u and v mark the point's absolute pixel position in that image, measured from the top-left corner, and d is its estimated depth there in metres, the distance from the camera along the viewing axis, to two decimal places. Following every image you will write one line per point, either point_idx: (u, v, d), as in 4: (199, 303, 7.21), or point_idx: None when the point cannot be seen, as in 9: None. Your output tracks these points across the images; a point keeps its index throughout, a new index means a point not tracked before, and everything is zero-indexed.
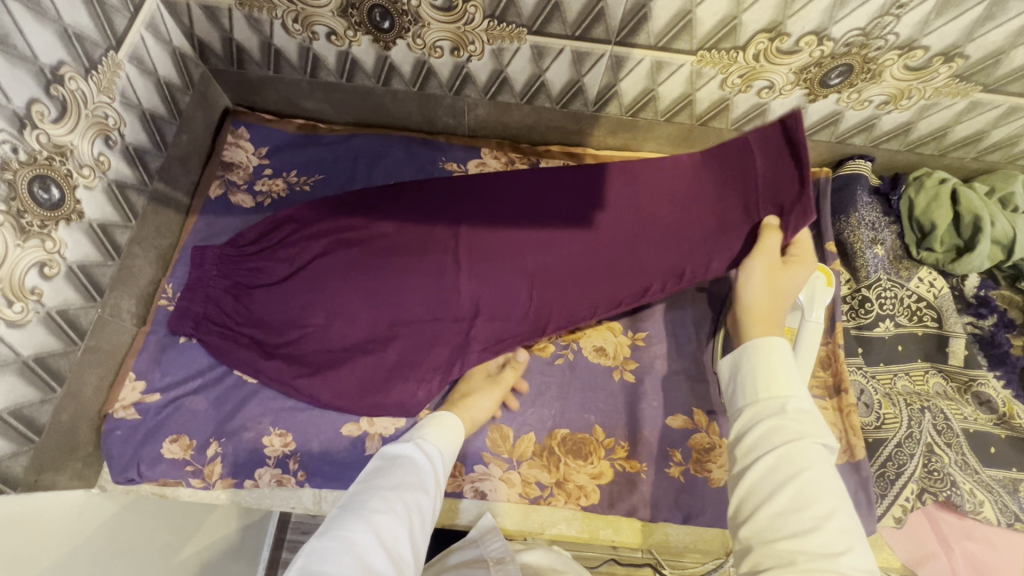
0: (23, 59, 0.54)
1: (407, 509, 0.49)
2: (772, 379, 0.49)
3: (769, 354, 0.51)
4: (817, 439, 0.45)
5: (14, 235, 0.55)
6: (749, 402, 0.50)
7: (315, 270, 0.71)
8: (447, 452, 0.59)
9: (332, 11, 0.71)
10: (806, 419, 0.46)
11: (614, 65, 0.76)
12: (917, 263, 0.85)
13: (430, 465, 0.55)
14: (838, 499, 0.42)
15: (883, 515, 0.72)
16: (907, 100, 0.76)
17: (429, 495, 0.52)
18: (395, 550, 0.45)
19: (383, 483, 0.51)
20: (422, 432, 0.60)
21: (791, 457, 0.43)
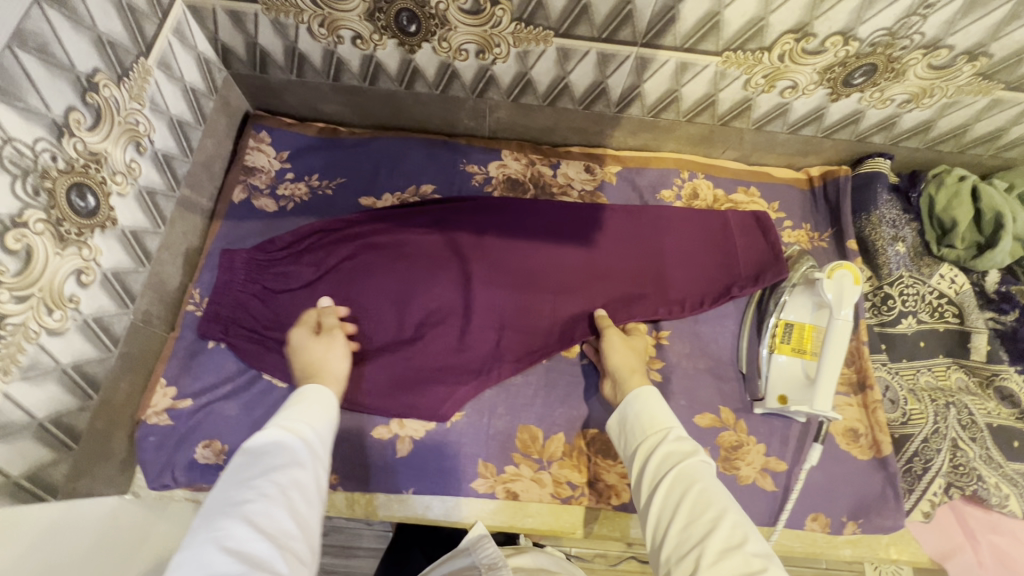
0: (61, 67, 0.54)
1: (283, 491, 0.48)
2: (654, 416, 0.62)
3: (643, 398, 0.64)
4: (694, 458, 0.56)
5: (54, 242, 0.55)
6: (639, 442, 0.61)
7: (345, 275, 0.79)
8: (318, 420, 0.57)
9: (359, 15, 0.71)
10: (683, 442, 0.58)
11: (639, 67, 0.76)
12: (938, 260, 0.85)
13: (302, 443, 0.54)
14: (724, 500, 0.52)
15: (912, 510, 0.74)
16: (929, 98, 0.77)
17: (303, 470, 0.51)
18: (276, 532, 0.46)
19: (252, 471, 0.49)
20: (287, 409, 0.57)
21: (682, 477, 0.55)
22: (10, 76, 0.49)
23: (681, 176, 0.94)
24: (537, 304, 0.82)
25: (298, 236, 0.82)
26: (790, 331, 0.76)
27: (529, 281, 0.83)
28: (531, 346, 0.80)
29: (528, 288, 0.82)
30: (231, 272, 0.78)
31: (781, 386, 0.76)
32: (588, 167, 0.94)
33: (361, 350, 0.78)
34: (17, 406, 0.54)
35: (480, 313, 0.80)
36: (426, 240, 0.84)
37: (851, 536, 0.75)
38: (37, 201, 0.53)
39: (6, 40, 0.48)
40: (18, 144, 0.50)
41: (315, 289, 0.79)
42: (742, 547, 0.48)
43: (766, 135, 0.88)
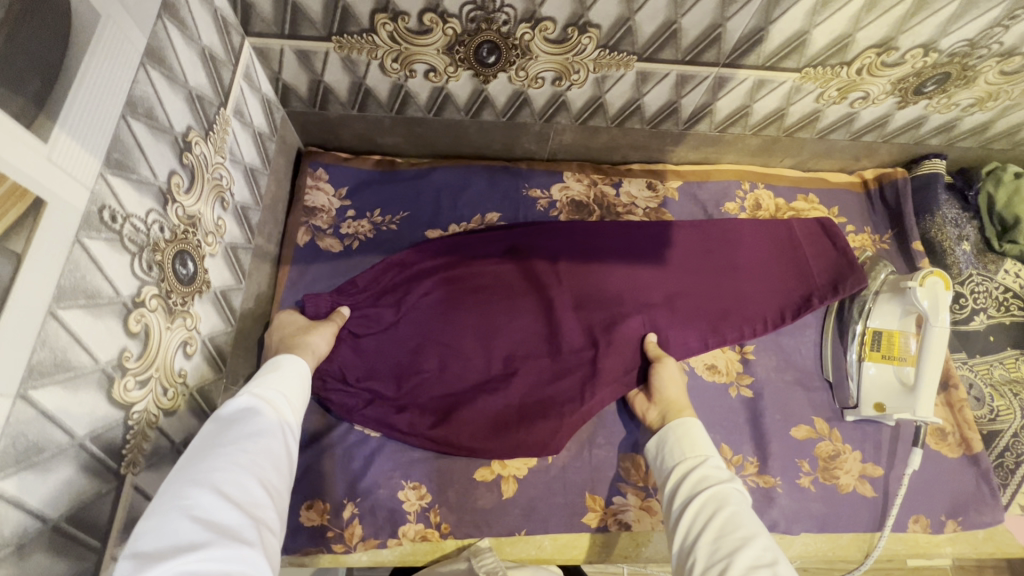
0: (162, 130, 0.50)
1: (253, 457, 0.46)
2: (694, 440, 0.60)
3: (683, 424, 0.62)
4: (732, 483, 0.55)
5: (166, 317, 0.52)
6: (676, 464, 0.60)
7: (426, 316, 0.78)
8: (290, 389, 0.55)
9: (438, 49, 0.69)
10: (718, 467, 0.57)
11: (715, 86, 0.76)
12: (1000, 256, 0.89)
13: (273, 411, 0.51)
14: (757, 525, 0.50)
15: (1009, 504, 0.76)
16: (993, 101, 0.79)
17: (274, 438, 0.49)
18: (245, 498, 0.43)
19: (223, 437, 0.46)
20: (260, 380, 0.54)
21: (717, 497, 0.53)
22: (125, 148, 0.45)
23: (743, 187, 0.93)
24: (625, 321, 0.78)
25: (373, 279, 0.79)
26: (879, 339, 0.78)
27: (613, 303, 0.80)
28: (628, 366, 0.76)
29: (614, 307, 0.80)
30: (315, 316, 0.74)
31: (876, 393, 0.77)
32: (650, 183, 0.93)
33: (456, 388, 0.75)
34: (145, 497, 0.50)
35: (570, 338, 0.78)
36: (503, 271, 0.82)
37: (952, 535, 0.75)
38: (151, 276, 0.49)
39: (120, 110, 0.44)
40: (134, 220, 0.47)
41: (398, 334, 0.76)
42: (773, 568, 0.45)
43: (827, 142, 0.90)
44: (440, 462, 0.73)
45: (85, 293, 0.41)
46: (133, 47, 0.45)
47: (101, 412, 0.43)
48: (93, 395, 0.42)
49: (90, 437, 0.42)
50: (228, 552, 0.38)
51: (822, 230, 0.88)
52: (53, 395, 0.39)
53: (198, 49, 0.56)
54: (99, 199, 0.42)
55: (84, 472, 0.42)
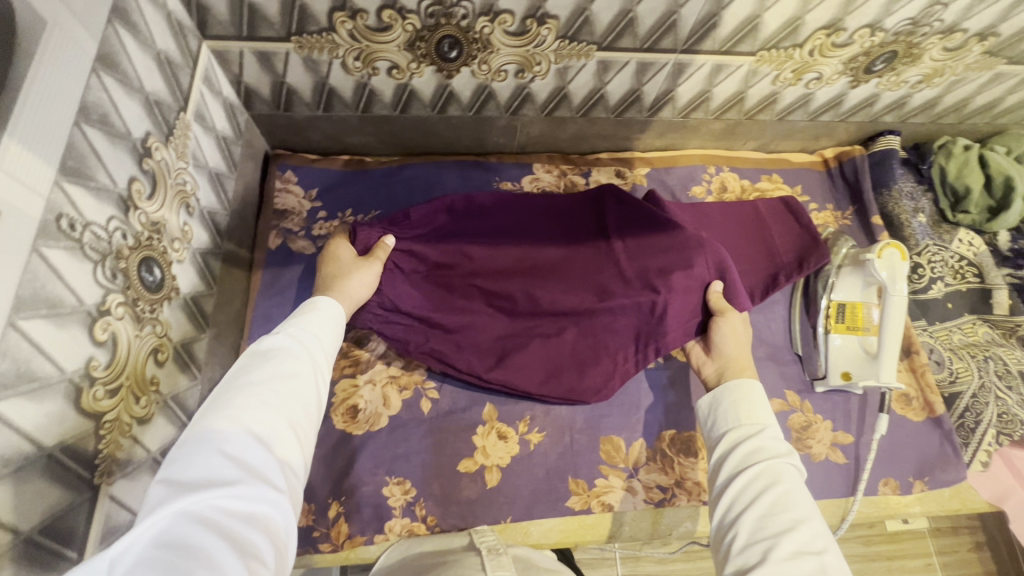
0: (120, 136, 0.50)
1: (284, 396, 0.44)
2: (754, 408, 0.58)
3: (742, 388, 0.59)
4: (789, 459, 0.53)
5: (133, 325, 0.51)
6: (729, 427, 0.58)
7: (480, 268, 0.76)
8: (325, 333, 0.53)
9: (399, 45, 0.69)
10: (775, 438, 0.55)
11: (675, 72, 0.77)
12: (954, 225, 0.93)
13: (307, 352, 0.49)
14: (810, 508, 0.49)
15: (971, 461, 0.80)
16: (939, 78, 0.82)
17: (309, 379, 0.47)
18: (275, 438, 0.42)
19: (257, 371, 0.45)
20: (297, 321, 0.52)
21: (772, 474, 0.51)
22: (80, 155, 0.45)
23: (708, 171, 0.96)
24: (685, 270, 0.70)
25: (421, 223, 0.78)
26: (843, 311, 0.80)
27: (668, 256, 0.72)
28: (688, 314, 0.72)
29: (674, 253, 0.71)
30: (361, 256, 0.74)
31: (842, 362, 0.80)
32: (619, 171, 0.94)
33: (513, 332, 0.75)
34: (122, 506, 0.50)
35: (624, 288, 0.72)
36: (547, 222, 0.80)
37: (919, 494, 0.79)
38: (116, 283, 0.49)
39: (73, 117, 0.44)
40: (94, 228, 0.46)
41: (448, 276, 0.76)
42: (822, 559, 0.45)
43: (787, 124, 0.92)
44: (423, 456, 0.74)
45: (46, 303, 0.40)
46: (84, 52, 0.45)
47: (70, 422, 0.43)
48: (60, 405, 0.42)
49: (60, 448, 0.42)
50: (255, 492, 0.38)
51: (786, 210, 0.90)
52: (18, 407, 0.38)
53: (153, 53, 0.55)
54: (56, 207, 0.42)
55: (56, 482, 0.42)
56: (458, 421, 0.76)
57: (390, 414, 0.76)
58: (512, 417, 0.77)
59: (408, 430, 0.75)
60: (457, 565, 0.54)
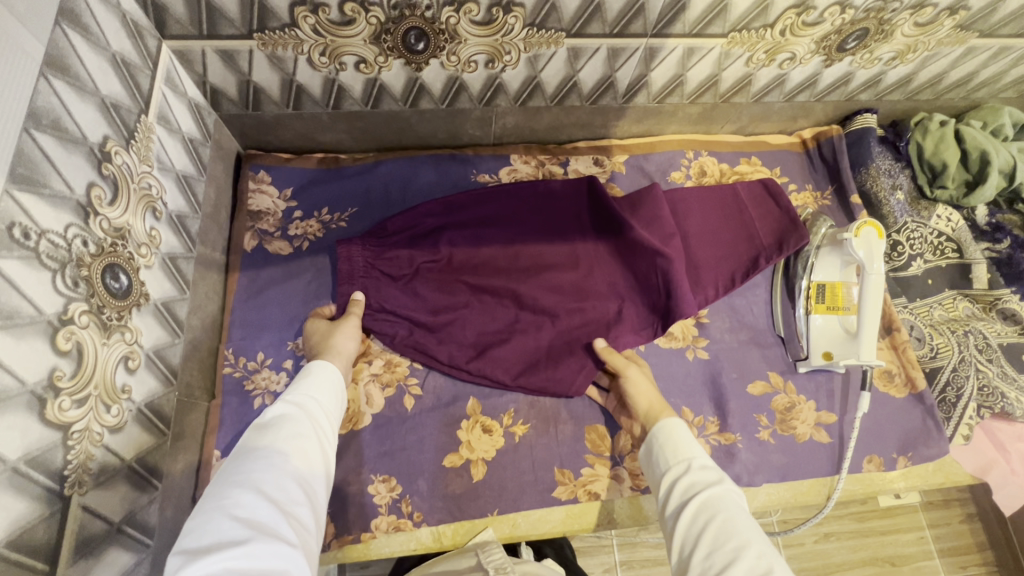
0: (75, 141, 0.49)
1: (284, 460, 0.49)
2: (683, 443, 0.61)
3: (666, 426, 0.63)
4: (721, 487, 0.56)
5: (100, 333, 0.50)
6: (665, 470, 0.60)
7: (458, 270, 0.80)
8: (324, 396, 0.59)
9: (365, 39, 0.68)
10: (706, 469, 0.58)
11: (647, 57, 0.77)
12: (933, 202, 0.93)
13: (308, 415, 0.55)
14: (752, 529, 0.51)
15: (953, 435, 0.80)
16: (912, 53, 0.82)
17: (311, 440, 0.53)
18: (282, 498, 0.47)
19: (263, 438, 0.51)
20: (298, 385, 0.59)
21: (709, 505, 0.54)
22: (32, 162, 0.44)
23: (687, 156, 0.95)
24: (647, 275, 0.79)
25: (409, 222, 0.82)
26: (823, 291, 0.81)
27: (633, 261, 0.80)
28: (646, 316, 0.80)
29: (640, 259, 0.79)
30: (349, 262, 0.76)
31: (823, 343, 0.80)
32: (597, 160, 0.93)
33: (494, 330, 0.78)
34: (96, 515, 0.49)
35: (595, 290, 0.81)
36: (539, 219, 0.84)
37: (903, 470, 0.80)
38: (78, 292, 0.48)
39: (22, 123, 0.43)
40: (51, 236, 0.45)
41: (436, 273, 0.79)
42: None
43: (763, 106, 0.92)
44: (408, 454, 0.74)
45: (0, 314, 0.40)
46: (30, 56, 0.44)
47: (35, 434, 0.42)
48: (22, 418, 0.41)
49: (25, 460, 0.41)
50: (268, 547, 0.42)
51: (765, 192, 0.90)
52: None
53: (108, 55, 0.54)
54: (7, 216, 0.41)
55: (22, 496, 0.41)
56: (442, 416, 0.76)
57: (373, 412, 0.76)
58: (496, 410, 0.77)
59: (392, 428, 0.75)
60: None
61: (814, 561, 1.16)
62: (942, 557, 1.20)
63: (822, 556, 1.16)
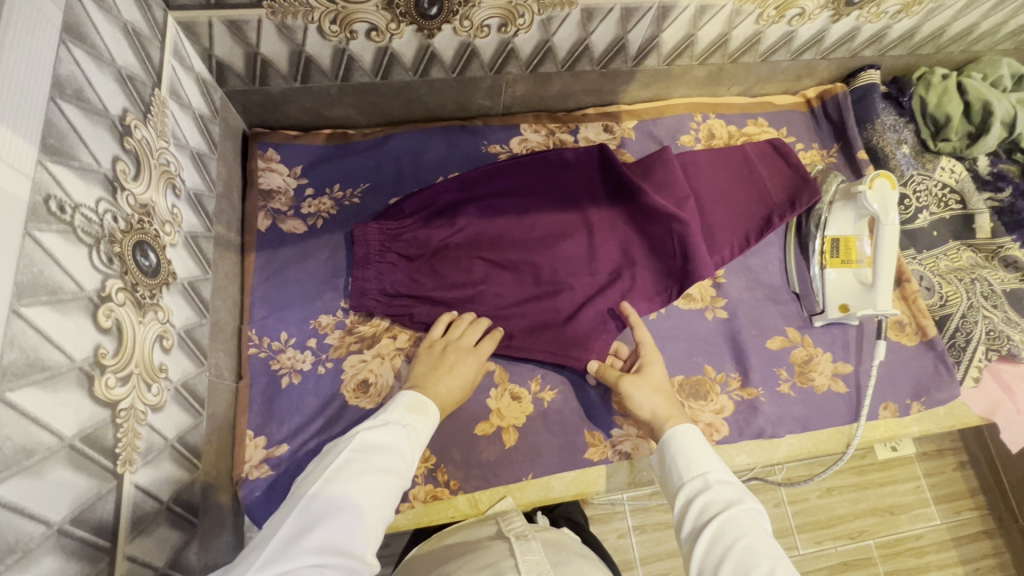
0: (97, 112, 0.47)
1: (386, 489, 0.49)
2: (702, 455, 0.58)
3: (681, 438, 0.60)
4: (742, 505, 0.52)
5: (136, 311, 0.49)
6: (680, 485, 0.57)
7: (473, 246, 0.79)
8: (427, 433, 0.57)
9: (377, 5, 0.66)
10: (726, 486, 0.55)
11: (660, 17, 0.76)
12: (936, 155, 0.95)
13: (410, 452, 0.54)
14: (776, 557, 0.48)
15: (964, 378, 0.83)
16: (917, 6, 0.83)
17: (405, 477, 0.52)
18: (372, 528, 0.46)
19: (377, 459, 0.50)
20: (412, 416, 0.57)
21: (728, 528, 0.51)
22: (60, 133, 0.42)
23: (696, 119, 0.95)
24: (662, 242, 0.79)
25: (425, 201, 0.80)
26: (837, 246, 0.82)
27: (647, 227, 0.80)
28: (661, 283, 0.80)
29: (655, 225, 0.79)
30: (366, 245, 0.75)
31: (839, 296, 0.82)
32: (607, 126, 0.93)
33: (513, 302, 0.78)
34: (146, 494, 0.49)
35: (609, 258, 0.81)
36: (554, 194, 0.83)
37: (917, 414, 0.83)
38: (113, 268, 0.47)
39: (47, 91, 0.42)
40: (84, 210, 0.44)
41: (454, 247, 0.79)
42: None
43: (770, 65, 0.92)
44: (440, 424, 0.74)
45: (46, 289, 0.38)
46: (48, 21, 0.42)
47: (86, 411, 0.42)
48: (74, 394, 0.40)
49: (79, 438, 0.41)
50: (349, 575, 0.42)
51: (773, 151, 0.90)
52: (32, 396, 0.37)
53: (119, 24, 0.52)
54: (43, 188, 0.40)
55: (80, 473, 0.41)
56: None
57: None
58: (524, 378, 0.78)
59: None
60: (485, 556, 0.56)
61: (819, 515, 1.20)
62: (938, 503, 1.25)
63: (825, 509, 1.20)
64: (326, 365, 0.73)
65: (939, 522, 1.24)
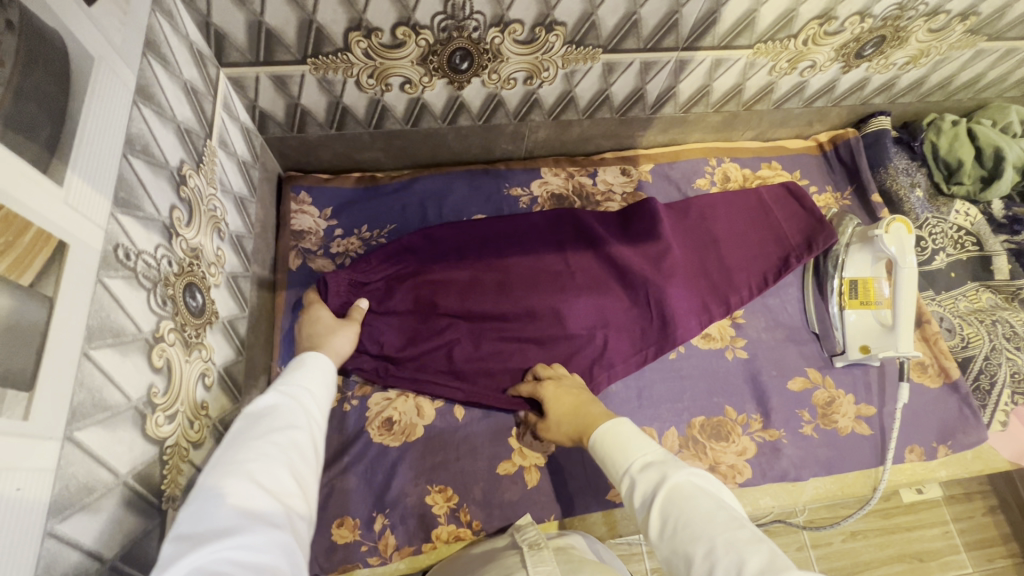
0: (159, 164, 0.51)
1: (287, 448, 0.45)
2: (619, 446, 0.52)
3: (606, 435, 0.54)
4: (668, 479, 0.47)
5: (183, 350, 0.52)
6: (616, 484, 0.51)
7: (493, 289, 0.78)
8: (317, 388, 0.54)
9: (412, 61, 0.71)
10: (648, 466, 0.49)
11: (677, 69, 0.80)
12: (950, 198, 0.97)
13: (299, 408, 0.50)
14: (716, 518, 0.43)
15: (990, 421, 0.83)
16: (925, 58, 0.87)
17: (301, 431, 0.48)
18: (277, 484, 0.42)
19: (259, 427, 0.46)
20: (286, 378, 0.54)
21: (664, 512, 0.45)
22: (129, 187, 0.46)
23: (710, 163, 0.98)
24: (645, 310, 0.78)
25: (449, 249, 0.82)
26: (856, 287, 0.83)
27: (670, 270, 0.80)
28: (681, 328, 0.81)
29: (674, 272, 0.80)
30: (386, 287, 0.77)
31: (860, 336, 0.82)
32: (624, 169, 0.96)
33: (488, 354, 0.77)
34: None
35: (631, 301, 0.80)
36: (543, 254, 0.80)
37: (945, 458, 0.81)
38: (166, 310, 0.49)
39: (121, 149, 0.45)
40: (145, 256, 0.47)
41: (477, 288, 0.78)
42: None
43: (783, 112, 0.96)
44: (463, 462, 0.75)
45: (112, 332, 0.41)
46: (125, 85, 0.46)
47: (139, 449, 0.43)
48: (130, 433, 0.42)
49: (132, 475, 0.42)
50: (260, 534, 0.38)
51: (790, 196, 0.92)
52: (95, 435, 0.38)
53: (180, 83, 0.57)
54: (113, 238, 0.43)
55: (131, 511, 0.42)
56: (492, 425, 0.77)
57: (425, 424, 0.76)
58: None
59: (445, 438, 0.76)
60: (498, 567, 0.57)
61: (844, 559, 1.16)
62: (969, 550, 1.21)
63: (851, 555, 1.17)
64: (352, 404, 0.77)
65: (971, 571, 1.19)
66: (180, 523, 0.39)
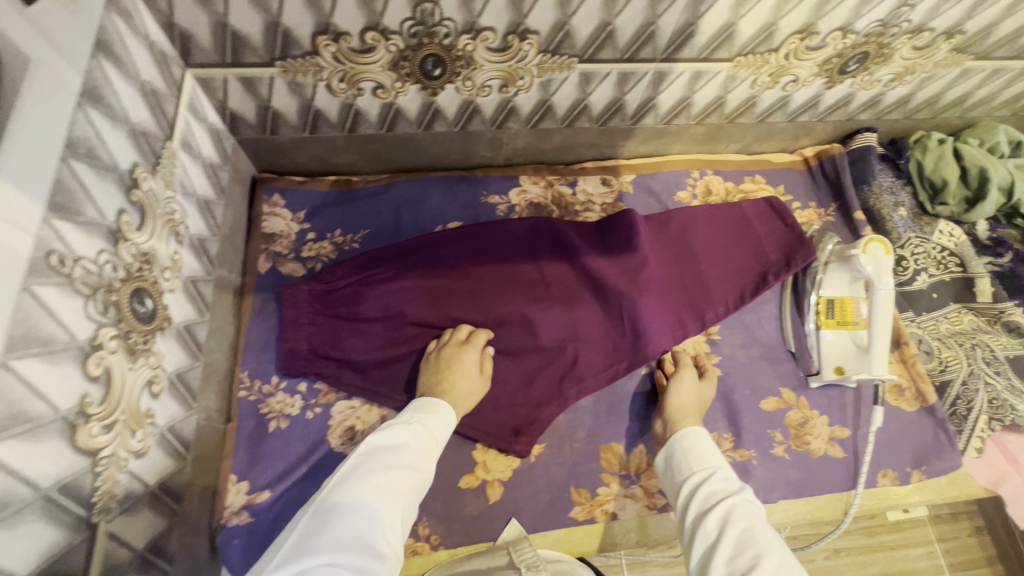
0: (106, 168, 0.50)
1: (401, 489, 0.50)
2: (704, 453, 0.59)
3: (693, 436, 0.61)
4: (744, 495, 0.52)
5: (127, 357, 0.50)
6: (688, 480, 0.57)
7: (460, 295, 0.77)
8: (441, 436, 0.58)
9: (383, 66, 0.70)
10: (727, 480, 0.55)
11: (656, 81, 0.79)
12: (934, 218, 0.96)
13: (421, 451, 0.54)
14: (776, 538, 0.47)
15: (965, 449, 0.81)
16: (911, 75, 0.86)
17: (416, 475, 0.52)
18: (389, 524, 0.46)
19: (384, 458, 0.51)
20: (418, 416, 0.59)
21: (731, 510, 0.50)
22: (67, 190, 0.44)
23: (693, 175, 0.97)
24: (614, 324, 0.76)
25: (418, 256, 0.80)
26: (832, 307, 0.82)
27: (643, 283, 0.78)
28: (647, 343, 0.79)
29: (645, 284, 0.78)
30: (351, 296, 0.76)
31: (835, 357, 0.81)
32: (605, 180, 0.95)
33: None
34: (121, 542, 0.49)
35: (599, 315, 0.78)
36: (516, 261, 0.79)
37: (918, 484, 0.80)
38: (107, 317, 0.48)
39: (61, 152, 0.44)
40: (84, 262, 0.46)
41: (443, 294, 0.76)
42: None
43: (767, 126, 0.94)
44: None
45: (39, 341, 0.40)
46: (70, 88, 0.45)
47: (66, 461, 0.42)
48: (56, 444, 0.41)
49: (56, 488, 0.41)
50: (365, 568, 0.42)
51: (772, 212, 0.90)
52: (10, 448, 0.37)
53: (138, 84, 0.56)
54: (44, 244, 0.41)
55: (53, 524, 0.41)
56: (456, 437, 0.76)
57: None
58: None
59: None
60: None
61: None
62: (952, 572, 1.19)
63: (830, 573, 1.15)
64: (314, 411, 0.74)
65: None
66: (309, 522, 0.45)
